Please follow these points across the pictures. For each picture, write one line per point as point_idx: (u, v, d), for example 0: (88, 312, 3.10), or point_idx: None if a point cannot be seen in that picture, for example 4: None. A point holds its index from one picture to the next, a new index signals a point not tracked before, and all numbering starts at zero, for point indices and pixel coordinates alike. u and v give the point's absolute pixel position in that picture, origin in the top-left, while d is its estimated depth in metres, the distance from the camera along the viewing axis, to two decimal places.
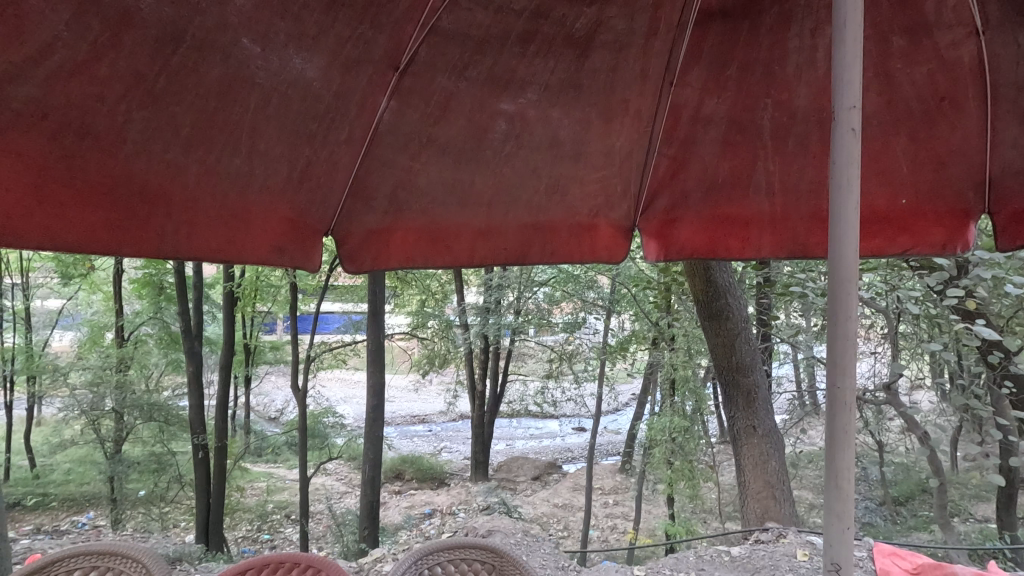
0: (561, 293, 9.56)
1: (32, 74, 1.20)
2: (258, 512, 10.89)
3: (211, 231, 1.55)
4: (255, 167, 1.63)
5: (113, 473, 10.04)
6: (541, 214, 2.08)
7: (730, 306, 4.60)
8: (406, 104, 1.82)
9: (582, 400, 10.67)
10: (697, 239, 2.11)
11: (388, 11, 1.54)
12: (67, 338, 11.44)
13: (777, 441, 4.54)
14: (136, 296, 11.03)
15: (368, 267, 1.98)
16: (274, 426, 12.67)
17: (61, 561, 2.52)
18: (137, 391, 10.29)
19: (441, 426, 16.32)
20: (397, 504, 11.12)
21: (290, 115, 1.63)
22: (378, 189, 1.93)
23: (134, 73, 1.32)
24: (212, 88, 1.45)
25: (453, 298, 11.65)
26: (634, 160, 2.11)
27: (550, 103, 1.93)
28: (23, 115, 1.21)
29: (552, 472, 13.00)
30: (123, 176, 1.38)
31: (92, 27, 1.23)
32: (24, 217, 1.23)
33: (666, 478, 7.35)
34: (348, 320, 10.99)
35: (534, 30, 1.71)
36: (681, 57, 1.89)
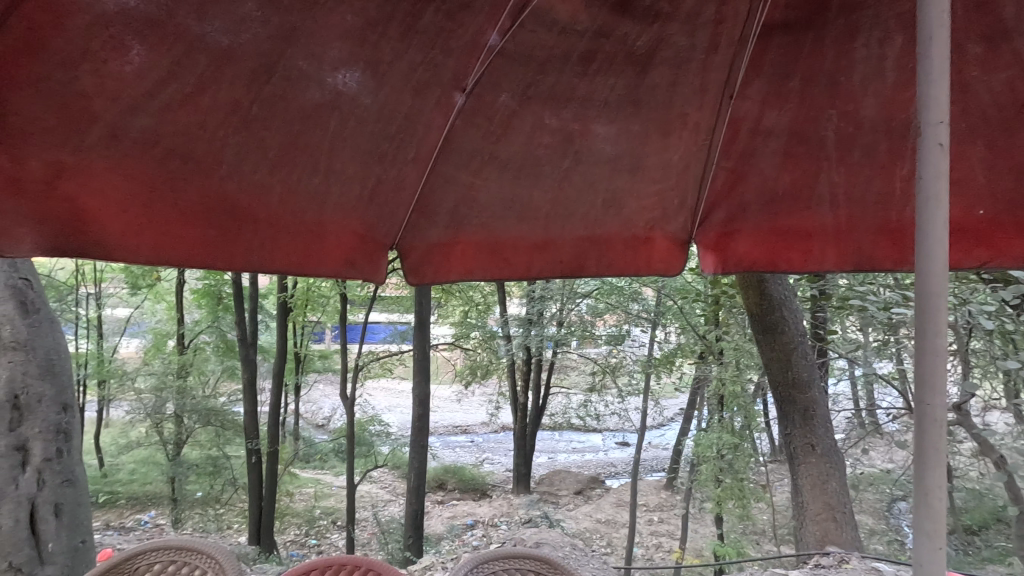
0: (605, 305, 9.55)
1: (148, 106, 1.33)
2: (306, 517, 11.20)
3: (290, 246, 1.66)
4: (331, 186, 1.73)
5: (175, 474, 10.59)
6: (596, 227, 2.13)
7: (787, 321, 4.47)
8: (470, 123, 1.90)
9: (626, 414, 10.50)
10: (757, 252, 2.08)
11: (457, 37, 1.61)
12: (134, 346, 12.11)
13: (839, 460, 4.33)
14: (195, 305, 11.69)
15: (430, 279, 2.06)
16: (321, 433, 12.78)
17: (139, 555, 2.66)
18: (196, 396, 10.92)
19: (484, 436, 16.30)
20: (440, 514, 11.21)
21: (364, 135, 1.72)
22: (440, 206, 2.03)
23: (232, 102, 1.44)
24: (298, 113, 1.56)
25: (496, 310, 11.70)
26: (692, 173, 2.12)
27: (610, 119, 1.96)
28: (139, 143, 1.35)
29: (595, 486, 12.79)
30: (217, 195, 1.50)
31: (199, 62, 1.35)
32: (138, 236, 1.35)
33: (715, 496, 6.98)
34: (394, 330, 11.23)
35: (596, 49, 1.75)
36: (741, 71, 1.88)
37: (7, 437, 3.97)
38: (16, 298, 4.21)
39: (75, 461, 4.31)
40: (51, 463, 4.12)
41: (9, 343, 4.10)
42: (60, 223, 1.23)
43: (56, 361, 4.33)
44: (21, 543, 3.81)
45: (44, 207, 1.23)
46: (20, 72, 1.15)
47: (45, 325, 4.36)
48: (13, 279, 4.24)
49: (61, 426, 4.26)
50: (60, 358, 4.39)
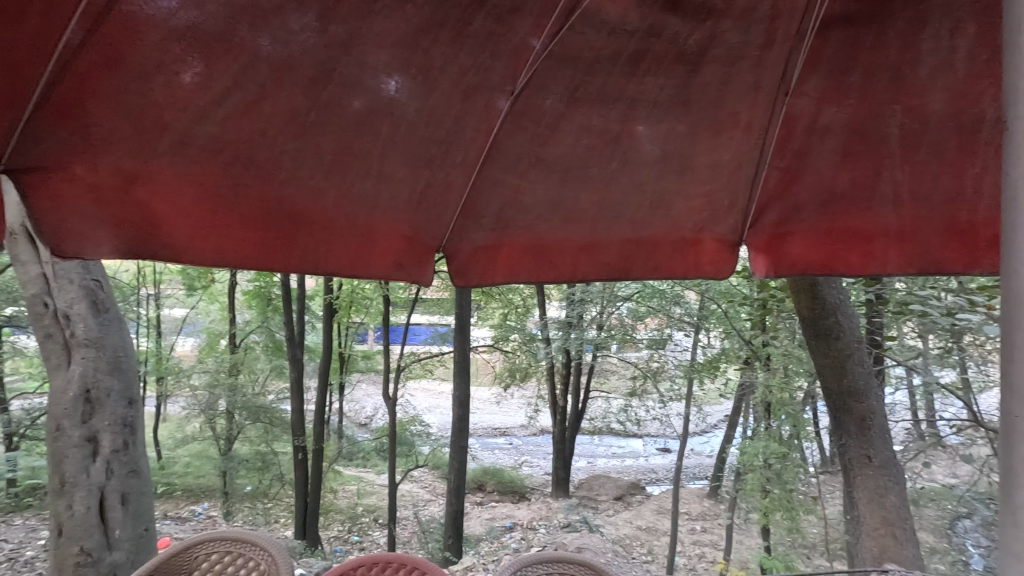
0: (646, 309, 9.38)
1: (214, 114, 1.39)
2: (349, 514, 11.46)
3: (343, 248, 1.70)
4: (382, 189, 1.77)
5: (226, 468, 11.05)
6: (643, 229, 2.10)
7: (842, 326, 4.23)
8: (518, 126, 1.91)
9: (668, 420, 10.25)
10: (813, 254, 1.98)
11: (508, 40, 1.62)
12: (189, 344, 12.67)
13: (899, 473, 4.10)
14: (246, 306, 12.16)
15: (475, 282, 2.08)
16: (363, 432, 12.45)
17: (198, 544, 2.80)
18: (246, 393, 11.38)
19: (522, 439, 16.19)
20: (479, 515, 11.26)
21: (415, 139, 1.75)
22: (486, 208, 2.06)
23: (291, 110, 1.49)
24: (351, 119, 1.60)
25: (536, 312, 11.72)
26: (744, 172, 2.06)
27: (659, 119, 1.94)
28: (206, 149, 1.41)
29: (635, 492, 12.59)
30: (275, 199, 1.56)
31: (262, 72, 1.40)
32: (202, 239, 1.41)
33: (761, 507, 6.84)
34: (435, 332, 11.34)
35: (645, 50, 1.73)
36: (798, 67, 1.82)
37: (81, 429, 4.26)
38: (89, 297, 4.43)
39: (140, 453, 4.53)
40: (118, 455, 4.37)
41: (82, 340, 4.35)
42: (135, 227, 1.31)
43: (123, 357, 4.55)
44: (91, 529, 4.13)
45: (119, 211, 1.30)
46: (101, 85, 1.23)
47: (115, 323, 4.59)
48: (87, 280, 4.44)
49: (127, 419, 4.49)
50: (128, 354, 4.62)
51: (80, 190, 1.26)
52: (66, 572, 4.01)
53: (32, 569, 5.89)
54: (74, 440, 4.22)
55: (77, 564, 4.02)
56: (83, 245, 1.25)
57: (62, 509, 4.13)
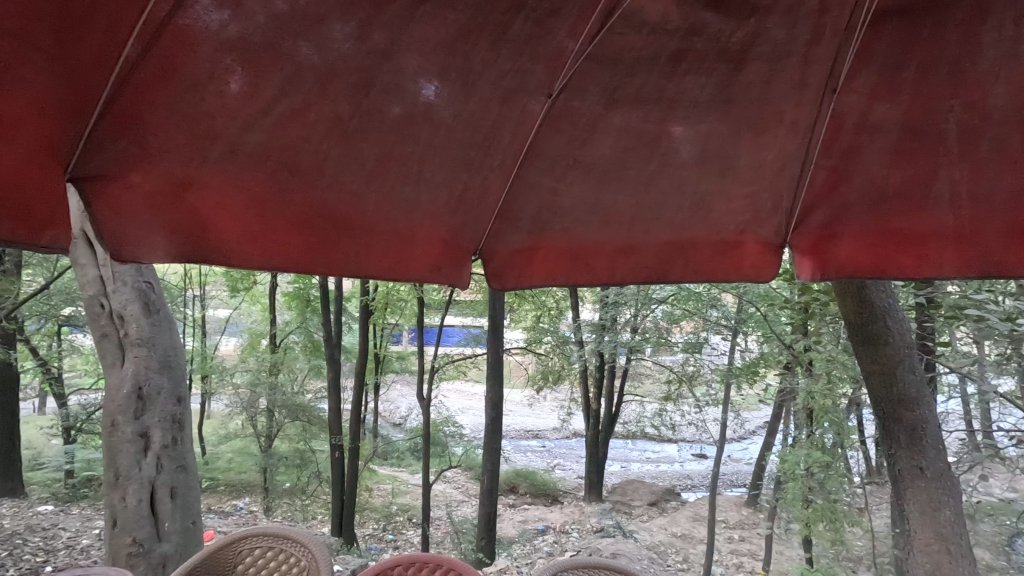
0: (682, 311, 9.30)
1: (261, 122, 1.43)
2: (384, 513, 11.66)
3: (384, 251, 1.72)
4: (421, 193, 1.80)
5: (267, 465, 11.41)
6: (682, 232, 2.09)
7: (892, 331, 4.03)
8: (556, 129, 1.91)
9: (704, 425, 10.01)
10: (861, 257, 1.91)
11: (546, 42, 1.62)
12: (232, 344, 13.31)
13: (954, 486, 3.90)
14: (286, 307, 12.50)
15: (511, 285, 2.12)
16: (398, 431, 12.85)
17: (243, 539, 2.89)
18: (286, 392, 11.73)
19: (555, 442, 16.03)
20: (511, 517, 11.27)
21: (454, 143, 1.77)
22: (523, 212, 2.08)
23: (334, 116, 1.53)
24: (392, 125, 1.63)
25: (569, 315, 11.67)
26: (788, 173, 2.02)
27: (700, 119, 1.90)
28: (254, 156, 1.46)
29: (670, 498, 12.39)
30: (318, 204, 1.59)
31: (307, 80, 1.43)
32: (250, 244, 1.45)
33: (802, 517, 6.45)
34: (468, 334, 11.30)
35: (686, 49, 1.69)
36: (847, 63, 1.75)
37: (133, 425, 4.44)
38: (142, 298, 4.65)
39: (187, 449, 4.69)
40: (168, 450, 4.54)
41: (135, 340, 4.55)
42: (188, 232, 1.36)
43: (173, 356, 4.75)
44: (143, 521, 4.31)
45: (172, 217, 1.35)
46: (157, 97, 1.28)
47: (165, 324, 4.80)
48: (140, 282, 4.65)
49: (176, 416, 4.67)
50: (177, 354, 4.81)
51: (137, 197, 1.31)
52: (121, 561, 4.19)
53: (88, 557, 6.17)
54: (128, 435, 4.41)
55: (130, 553, 4.18)
56: (139, 251, 1.30)
57: (117, 500, 4.32)
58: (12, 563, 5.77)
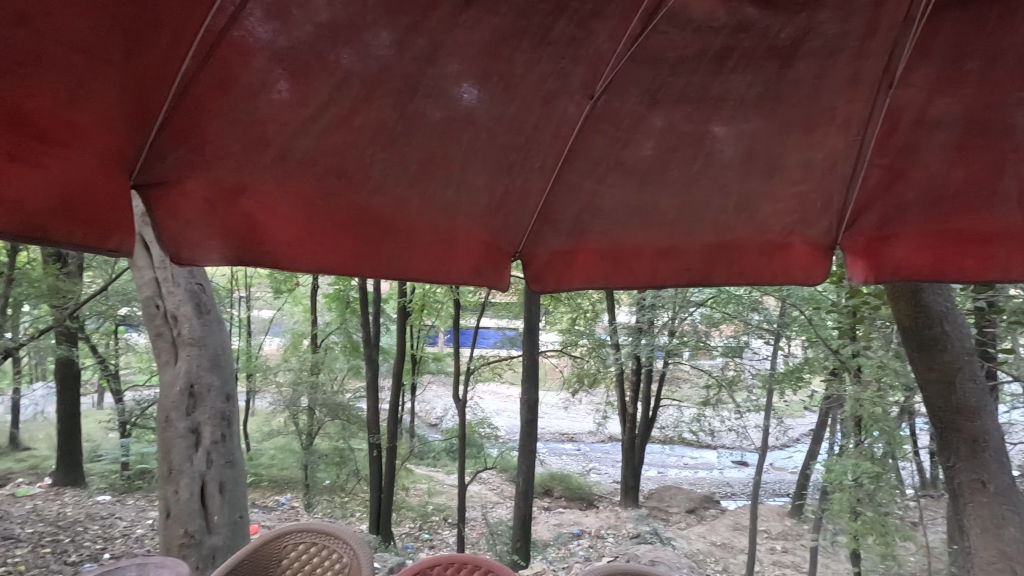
0: (722, 315, 9.20)
1: (311, 128, 1.47)
2: (420, 512, 11.78)
3: (426, 254, 1.74)
4: (463, 196, 1.81)
5: (307, 462, 11.79)
6: (727, 233, 2.06)
7: (949, 336, 3.82)
8: (597, 131, 1.89)
9: (744, 431, 9.85)
10: (917, 259, 1.82)
11: (589, 44, 1.60)
12: (276, 343, 13.59)
13: (1018, 501, 3.68)
14: (327, 308, 12.81)
15: (551, 287, 2.11)
16: (434, 433, 12.73)
17: (287, 534, 2.96)
18: (326, 391, 12.05)
19: (591, 446, 15.25)
20: (546, 520, 11.22)
21: (495, 146, 1.77)
22: (564, 214, 2.07)
23: (380, 122, 1.56)
24: (435, 129, 1.64)
25: (605, 317, 11.30)
26: (839, 171, 1.95)
27: (746, 117, 1.85)
28: (304, 161, 1.49)
29: (708, 506, 12.10)
30: (363, 208, 1.62)
31: (354, 87, 1.47)
32: (299, 248, 1.49)
33: (850, 530, 6.07)
34: (503, 336, 11.49)
35: (732, 46, 1.65)
36: (905, 57, 1.67)
37: (186, 421, 4.63)
38: (194, 299, 4.84)
39: (235, 445, 4.86)
40: (217, 446, 4.71)
41: (188, 339, 4.75)
42: (241, 236, 1.40)
43: (222, 355, 4.93)
44: (194, 513, 4.49)
45: (226, 221, 1.39)
46: (214, 105, 1.33)
47: (215, 324, 4.99)
48: (192, 283, 4.85)
49: (224, 413, 4.84)
50: (226, 353, 5.00)
51: (194, 203, 1.36)
52: (174, 551, 4.39)
53: (142, 546, 6.46)
54: (180, 430, 4.60)
55: (183, 544, 4.39)
56: (196, 253, 1.34)
57: (171, 493, 4.53)
58: (74, 548, 6.09)
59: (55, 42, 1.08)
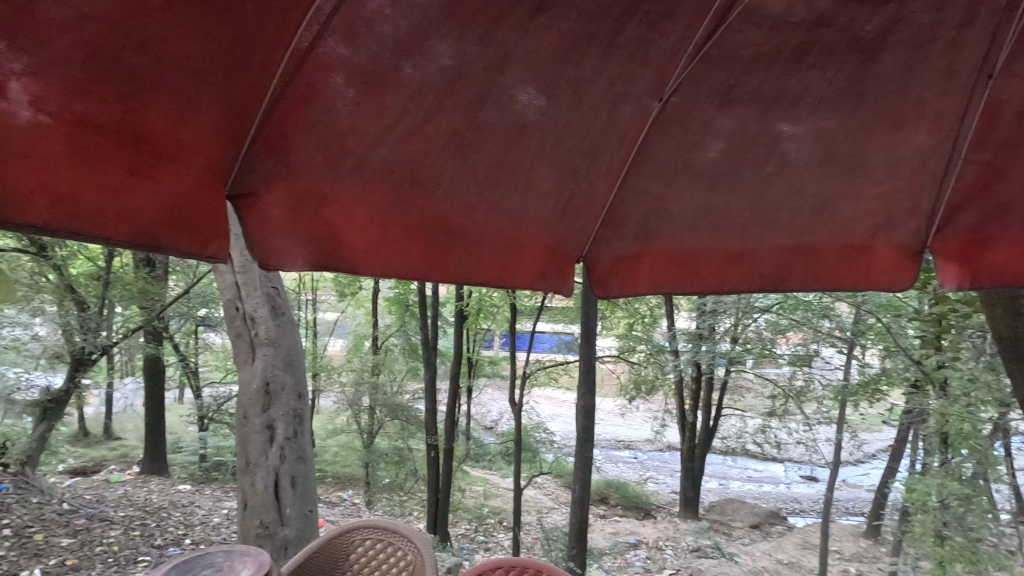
0: (788, 321, 8.59)
1: (386, 139, 1.53)
2: (475, 514, 11.94)
3: (491, 260, 1.80)
4: (529, 202, 1.84)
5: (368, 460, 12.14)
6: (802, 236, 2.03)
7: None
8: (665, 133, 1.85)
9: (814, 445, 9.31)
10: (1017, 264, 1.84)
11: (658, 46, 1.57)
12: (339, 345, 14.14)
13: None
14: (387, 311, 13.14)
15: (616, 292, 2.11)
16: (490, 436, 12.74)
17: (356, 529, 3.07)
18: (386, 392, 12.38)
19: (647, 454, 15.34)
20: (602, 528, 11.04)
21: (562, 151, 1.78)
22: (630, 218, 2.05)
23: (452, 130, 1.59)
24: (504, 136, 1.67)
25: (663, 323, 11.07)
26: (930, 169, 1.85)
27: (826, 115, 1.76)
28: (380, 170, 1.56)
29: (774, 522, 11.44)
30: (433, 215, 1.68)
31: (428, 97, 1.51)
32: (375, 254, 1.56)
33: (933, 557, 5.53)
34: (559, 340, 11.34)
35: (812, 41, 1.56)
36: (1009, 46, 1.54)
37: (262, 417, 4.90)
38: (269, 302, 5.10)
39: (305, 441, 5.09)
40: (290, 442, 4.96)
41: (264, 339, 5.03)
42: (321, 243, 1.48)
43: (295, 355, 5.19)
44: (268, 505, 4.75)
45: (308, 229, 1.47)
46: (299, 121, 1.41)
47: (289, 325, 5.25)
48: (268, 287, 5.12)
49: (296, 410, 5.07)
50: (298, 353, 5.25)
51: (279, 211, 1.45)
52: (249, 540, 4.66)
53: (219, 534, 6.87)
54: (257, 426, 4.86)
55: (258, 535, 4.65)
56: (281, 259, 1.42)
57: (247, 486, 4.79)
58: (159, 533, 6.53)
59: (170, 66, 1.16)
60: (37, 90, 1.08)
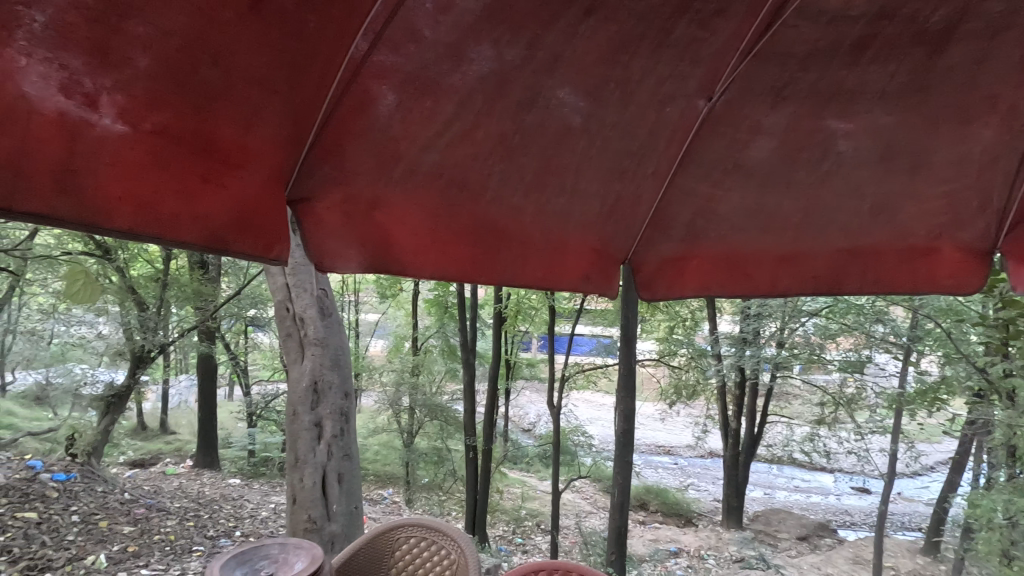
0: (839, 326, 8.46)
1: (437, 144, 1.56)
2: (513, 516, 11.95)
3: (537, 262, 1.84)
4: (575, 204, 1.85)
5: (409, 459, 12.20)
6: (860, 237, 1.98)
7: None
8: (714, 133, 1.82)
9: (866, 456, 8.93)
10: None
11: (709, 45, 1.53)
12: (380, 345, 14.46)
13: None
14: (427, 313, 13.30)
15: (661, 294, 2.09)
16: (528, 438, 12.73)
17: (400, 527, 3.12)
18: (425, 392, 12.43)
19: (689, 461, 14.89)
20: (641, 535, 10.85)
21: (609, 152, 1.77)
22: (677, 219, 2.02)
23: (500, 134, 1.61)
24: (551, 139, 1.67)
25: (705, 326, 10.71)
26: (1001, 167, 1.77)
27: (886, 110, 1.68)
28: (430, 174, 1.60)
29: (824, 535, 10.97)
30: (480, 217, 1.72)
31: (477, 102, 1.52)
32: (425, 256, 1.62)
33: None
34: (598, 343, 11.20)
35: (873, 34, 1.49)
36: None
37: (310, 415, 5.04)
38: (319, 303, 5.28)
39: (351, 439, 5.22)
40: (336, 439, 5.10)
41: (313, 339, 5.18)
42: (375, 245, 1.55)
43: (342, 355, 5.33)
44: (316, 501, 4.88)
45: (363, 233, 1.53)
46: (354, 127, 1.44)
47: (336, 326, 5.40)
48: (317, 289, 5.30)
49: (342, 409, 5.21)
50: (345, 353, 5.39)
51: (336, 215, 1.50)
52: (298, 534, 4.79)
53: (267, 527, 7.11)
54: (306, 423, 5.01)
55: (307, 529, 4.79)
56: (336, 262, 1.48)
57: (296, 481, 4.91)
58: (211, 524, 6.83)
59: (239, 77, 1.21)
60: (122, 103, 1.14)
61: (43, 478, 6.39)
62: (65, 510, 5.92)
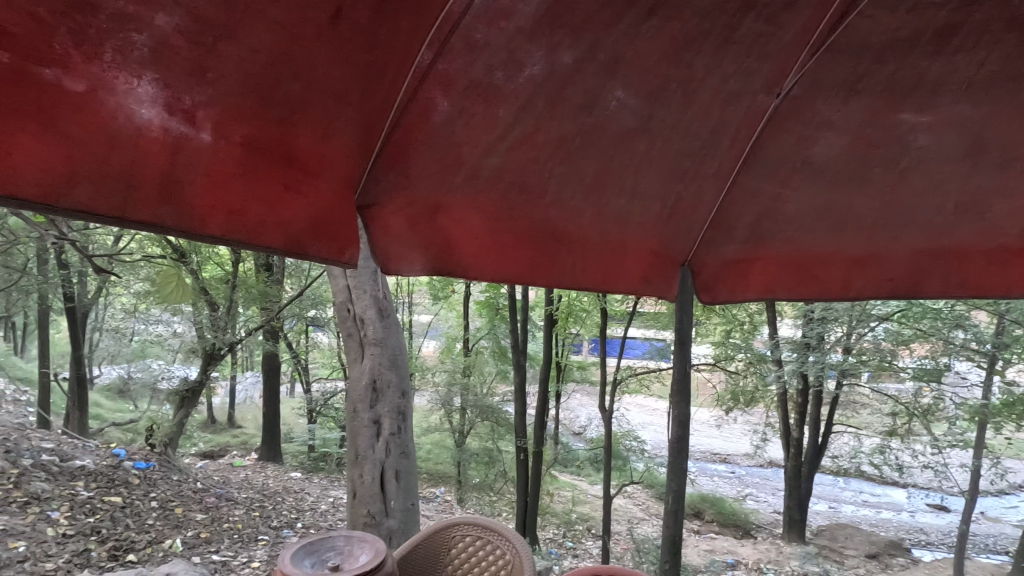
0: (913, 332, 7.97)
1: (499, 148, 1.58)
2: (564, 519, 11.84)
3: (597, 265, 1.84)
4: (635, 206, 1.83)
5: (460, 459, 12.49)
6: (943, 236, 1.86)
7: None
8: (782, 130, 1.76)
9: (945, 470, 8.34)
10: None
11: (778, 40, 1.47)
12: (433, 345, 14.76)
13: None
14: (478, 315, 13.43)
15: (723, 296, 2.07)
16: (579, 441, 12.66)
17: (455, 526, 3.16)
18: (477, 393, 12.51)
19: (747, 470, 14.44)
20: (696, 545, 10.54)
21: (671, 152, 1.74)
22: (740, 220, 2.00)
23: (561, 137, 1.61)
24: (611, 140, 1.66)
25: (765, 330, 10.30)
26: None
27: (974, 101, 1.57)
28: (490, 178, 1.62)
29: (896, 554, 10.28)
30: (540, 220, 1.73)
31: (538, 106, 1.53)
32: (486, 259, 1.67)
33: None
34: (651, 346, 10.98)
35: (961, 21, 1.38)
36: None
37: (369, 412, 5.19)
38: (376, 304, 5.45)
39: (408, 437, 5.33)
40: (394, 437, 5.22)
41: (372, 340, 5.33)
42: (438, 248, 1.60)
43: (399, 355, 5.46)
44: (375, 497, 5.04)
45: (427, 237, 1.58)
46: (420, 134, 1.49)
47: (394, 326, 5.56)
48: (376, 291, 5.47)
49: (399, 408, 5.32)
50: (402, 353, 5.51)
51: (403, 219, 1.55)
52: (358, 528, 4.98)
53: (327, 520, 7.38)
54: (365, 421, 5.16)
55: (366, 523, 4.97)
56: (401, 265, 1.54)
57: (356, 476, 5.11)
58: (275, 515, 7.16)
59: (317, 90, 1.27)
60: (216, 117, 1.22)
61: (126, 465, 6.88)
62: (145, 496, 6.34)
